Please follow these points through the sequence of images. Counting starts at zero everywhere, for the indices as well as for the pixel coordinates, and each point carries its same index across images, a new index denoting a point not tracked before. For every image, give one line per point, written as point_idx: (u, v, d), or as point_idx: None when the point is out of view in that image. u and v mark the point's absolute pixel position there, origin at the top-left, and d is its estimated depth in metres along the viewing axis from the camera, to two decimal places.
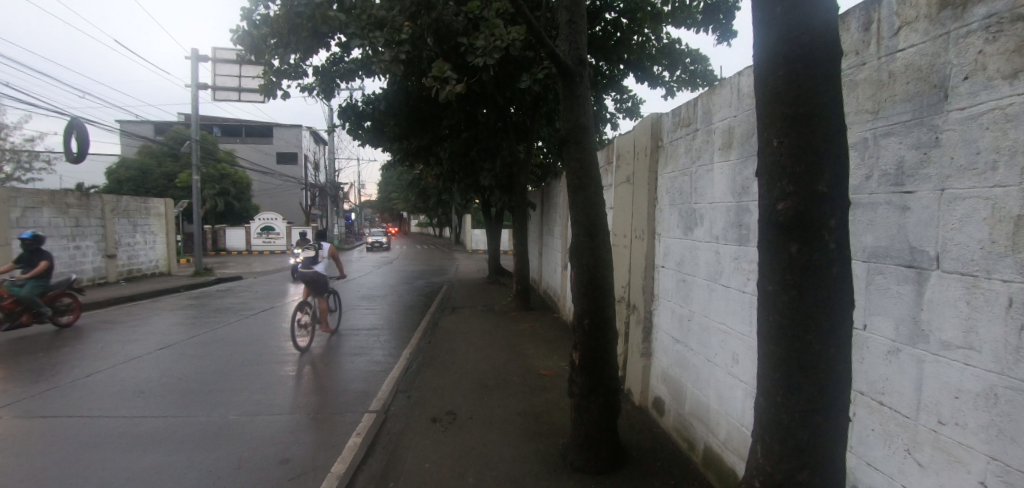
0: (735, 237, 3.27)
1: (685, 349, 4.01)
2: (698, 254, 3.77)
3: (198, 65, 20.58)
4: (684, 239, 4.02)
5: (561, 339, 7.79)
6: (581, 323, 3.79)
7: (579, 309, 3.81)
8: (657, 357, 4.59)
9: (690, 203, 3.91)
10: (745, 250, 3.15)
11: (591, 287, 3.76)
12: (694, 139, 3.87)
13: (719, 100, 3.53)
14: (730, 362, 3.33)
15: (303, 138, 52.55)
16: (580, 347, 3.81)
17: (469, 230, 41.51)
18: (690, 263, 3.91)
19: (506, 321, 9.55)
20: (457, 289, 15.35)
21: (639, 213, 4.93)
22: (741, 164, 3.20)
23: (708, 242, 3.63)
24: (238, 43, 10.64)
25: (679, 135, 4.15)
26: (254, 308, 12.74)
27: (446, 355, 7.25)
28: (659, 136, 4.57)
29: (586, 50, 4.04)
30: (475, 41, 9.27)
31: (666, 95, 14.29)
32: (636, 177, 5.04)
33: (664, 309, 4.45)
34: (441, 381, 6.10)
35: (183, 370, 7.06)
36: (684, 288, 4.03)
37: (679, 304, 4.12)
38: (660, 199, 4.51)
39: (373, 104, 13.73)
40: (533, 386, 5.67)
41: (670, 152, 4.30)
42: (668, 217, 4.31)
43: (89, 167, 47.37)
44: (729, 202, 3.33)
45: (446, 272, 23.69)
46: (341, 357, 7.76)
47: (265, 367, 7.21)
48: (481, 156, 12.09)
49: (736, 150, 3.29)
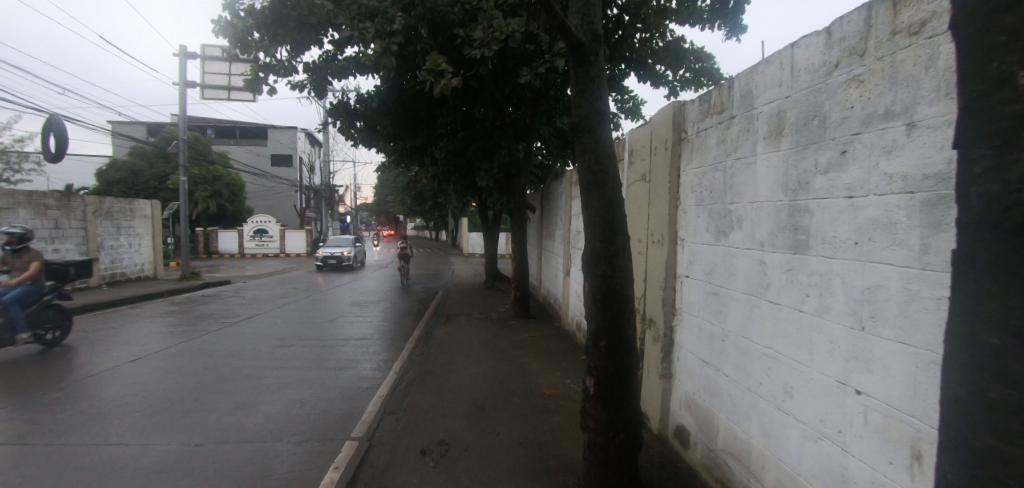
0: (788, 243, 2.69)
1: (717, 374, 3.42)
2: (736, 263, 3.20)
3: (187, 63, 19.90)
4: (715, 245, 3.44)
5: (565, 353, 7.17)
6: (596, 345, 3.22)
7: (593, 328, 3.24)
8: (680, 381, 4.00)
9: (724, 202, 3.33)
10: (803, 259, 2.56)
11: (608, 302, 3.17)
12: (729, 128, 3.30)
13: (763, 79, 2.96)
14: (780, 395, 2.74)
15: (298, 140, 52.15)
16: (595, 373, 3.23)
17: (466, 233, 41.15)
18: (722, 273, 3.35)
19: (504, 331, 8.95)
20: (453, 295, 14.74)
21: (657, 216, 4.36)
22: (796, 155, 2.63)
23: (748, 249, 3.05)
24: (220, 34, 10.01)
25: (709, 125, 3.56)
26: (240, 316, 12.11)
27: (440, 370, 6.64)
28: (682, 127, 3.99)
29: (602, 24, 3.45)
30: (472, 32, 8.67)
31: (668, 96, 13.73)
32: (653, 174, 4.46)
33: (687, 325, 3.87)
34: (434, 402, 5.50)
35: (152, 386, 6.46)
36: (716, 302, 3.44)
37: (709, 322, 3.54)
38: (683, 199, 3.93)
39: (365, 102, 13.16)
40: (536, 410, 5.07)
41: (697, 144, 3.73)
42: (695, 219, 3.73)
43: (80, 168, 46.69)
44: (780, 202, 2.75)
45: (442, 276, 23.05)
46: (327, 370, 7.16)
47: (242, 382, 6.63)
48: (479, 155, 11.48)
49: (788, 137, 2.71)
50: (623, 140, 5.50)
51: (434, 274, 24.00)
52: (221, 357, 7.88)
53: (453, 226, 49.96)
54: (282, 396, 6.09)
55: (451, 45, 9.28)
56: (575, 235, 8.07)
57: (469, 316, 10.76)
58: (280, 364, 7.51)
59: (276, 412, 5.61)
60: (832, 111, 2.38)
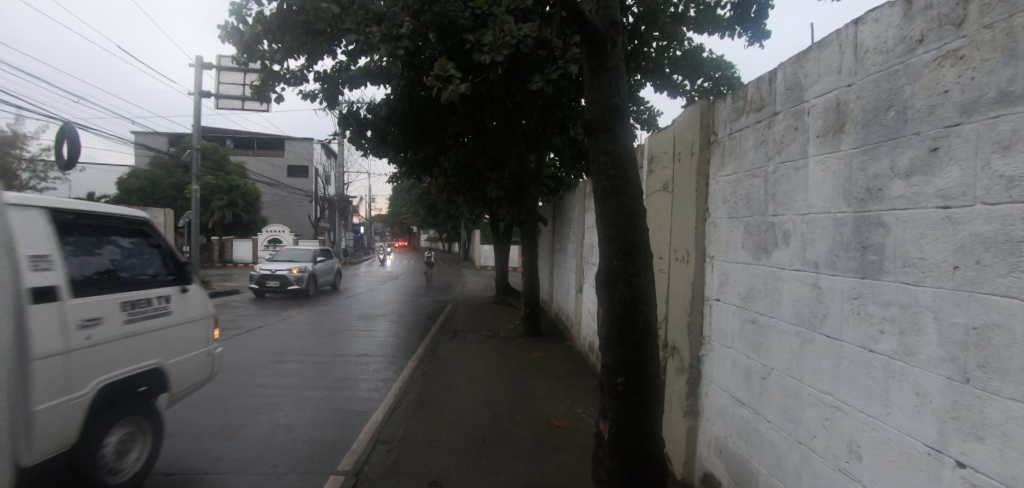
0: (853, 264, 2.17)
1: (756, 418, 2.88)
2: (782, 287, 2.68)
3: (203, 73, 19.90)
4: (754, 266, 2.92)
5: (578, 378, 6.60)
6: (611, 383, 2.71)
7: (608, 361, 2.74)
8: (709, 421, 3.46)
9: (765, 214, 2.83)
10: (875, 286, 2.05)
11: (626, 331, 2.68)
12: (771, 127, 2.80)
13: (815, 68, 2.48)
14: (844, 454, 2.19)
15: (314, 151, 52.59)
16: (610, 415, 2.72)
17: (479, 245, 40.70)
18: (763, 298, 2.83)
19: (512, 350, 8.43)
20: (462, 310, 14.27)
21: (681, 230, 3.85)
22: (863, 156, 2.14)
23: (797, 271, 2.55)
24: (226, 40, 9.79)
25: (745, 125, 3.06)
26: (241, 328, 11.76)
27: (440, 394, 6.14)
28: (713, 130, 3.50)
29: (621, 9, 2.99)
30: (482, 37, 8.29)
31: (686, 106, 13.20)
32: (677, 182, 3.97)
33: (719, 357, 3.34)
34: (431, 432, 4.99)
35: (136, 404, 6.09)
36: (754, 332, 2.92)
37: (745, 355, 3.01)
38: (713, 211, 3.43)
39: (374, 110, 12.89)
40: (543, 445, 4.54)
41: (731, 149, 3.23)
42: (728, 233, 3.22)
43: (103, 177, 47.58)
44: (842, 214, 2.24)
45: (453, 289, 22.52)
46: (321, 391, 6.71)
47: (230, 402, 6.21)
48: (489, 166, 11.04)
49: (851, 136, 2.21)
50: (643, 146, 5.00)
51: (445, 287, 23.51)
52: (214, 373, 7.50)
53: (466, 238, 49.61)
54: (269, 419, 5.64)
55: (461, 51, 8.91)
56: (589, 249, 7.57)
57: (477, 332, 10.26)
58: (274, 382, 7.09)
59: (262, 436, 5.16)
60: (915, 100, 1.88)
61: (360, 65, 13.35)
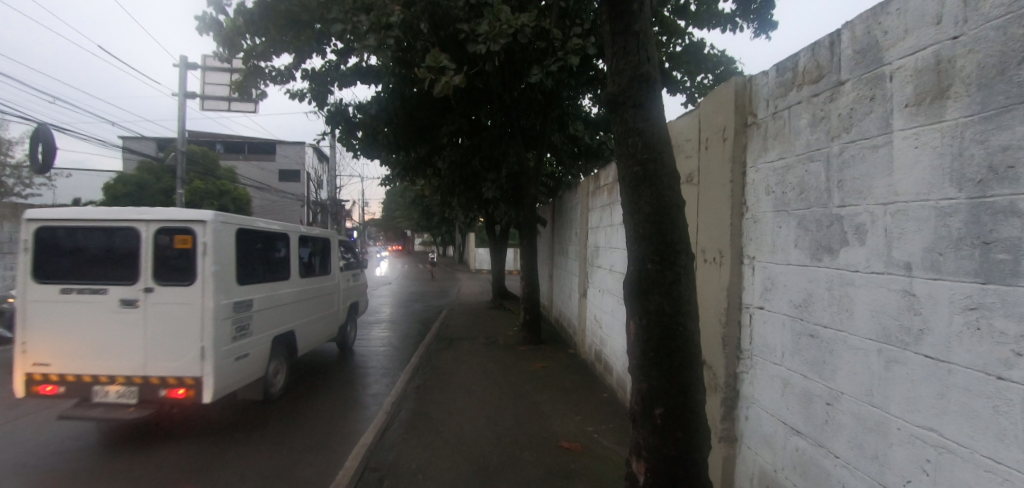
0: (968, 265, 1.66)
1: (820, 453, 2.38)
2: (854, 294, 2.19)
3: (187, 73, 19.23)
4: (814, 269, 2.43)
5: (585, 391, 6.10)
6: (649, 414, 2.21)
7: (643, 387, 2.24)
8: (751, 449, 2.96)
9: (828, 206, 2.34)
10: (998, 293, 1.55)
11: (665, 351, 2.18)
12: (837, 98, 2.31)
13: (903, 17, 1.96)
14: None
15: (306, 155, 51.88)
16: (647, 454, 2.21)
17: (473, 249, 40.08)
18: (827, 307, 2.34)
19: (511, 359, 7.92)
20: (459, 315, 13.73)
21: (711, 227, 3.36)
22: (982, 125, 1.63)
23: (878, 273, 2.06)
24: (204, 32, 9.23)
25: (796, 101, 2.58)
26: None
27: (436, 412, 5.61)
28: (752, 111, 3.00)
29: None
30: (477, 26, 7.77)
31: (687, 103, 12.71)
32: (706, 173, 3.47)
33: (765, 375, 2.83)
34: (426, 457, 4.45)
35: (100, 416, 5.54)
36: (814, 347, 2.44)
37: (802, 374, 2.52)
38: (754, 205, 2.94)
39: (364, 109, 12.34)
40: (551, 472, 4.03)
41: (777, 132, 2.74)
42: (775, 231, 2.73)
43: (90, 183, 46.62)
44: (951, 203, 1.73)
45: (448, 294, 21.98)
46: (305, 405, 6.15)
47: (205, 416, 5.67)
48: (485, 165, 10.56)
49: (963, 101, 1.70)
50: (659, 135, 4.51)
51: (440, 292, 22.90)
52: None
53: (461, 241, 49.07)
54: (251, 431, 5.21)
55: (454, 42, 8.39)
56: (593, 251, 7.06)
57: (474, 340, 9.73)
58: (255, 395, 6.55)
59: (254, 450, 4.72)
60: None
61: (351, 64, 12.91)
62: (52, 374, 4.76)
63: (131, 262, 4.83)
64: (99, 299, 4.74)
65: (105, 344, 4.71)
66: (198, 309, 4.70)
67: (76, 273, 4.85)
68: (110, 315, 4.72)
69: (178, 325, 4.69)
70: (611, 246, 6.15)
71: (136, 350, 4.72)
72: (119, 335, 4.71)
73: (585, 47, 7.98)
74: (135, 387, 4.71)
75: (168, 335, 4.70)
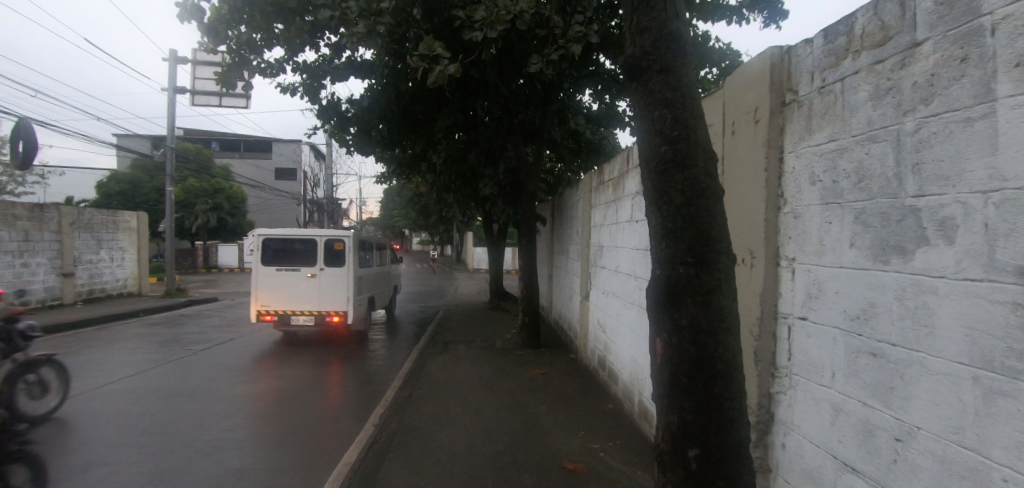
0: None
1: None
2: (936, 307, 1.74)
3: (176, 68, 18.66)
4: (878, 273, 2.00)
5: (588, 400, 5.69)
6: (683, 456, 1.77)
7: (676, 423, 1.80)
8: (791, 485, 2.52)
9: (899, 196, 1.90)
10: None
11: (704, 379, 1.73)
12: (913, 62, 1.86)
13: None
14: None
15: (303, 153, 51.34)
16: None
17: (471, 248, 39.64)
18: (897, 321, 1.91)
19: (509, 364, 7.51)
20: (456, 317, 13.28)
21: (740, 224, 2.93)
22: None
23: (971, 281, 1.60)
24: (185, 19, 8.78)
25: (853, 70, 2.15)
26: (211, 341, 10.63)
27: (429, 423, 5.21)
28: (791, 87, 2.57)
29: None
30: (474, 12, 7.29)
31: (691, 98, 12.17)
32: (733, 162, 3.04)
33: (809, 400, 2.41)
34: (416, 477, 4.04)
35: (66, 426, 5.12)
36: (877, 369, 2.01)
37: (860, 400, 2.09)
38: (796, 196, 2.51)
39: (357, 102, 11.87)
40: None
41: (826, 110, 2.31)
42: (825, 228, 2.29)
43: (83, 181, 46.05)
44: None
45: (445, 294, 21.54)
46: (287, 413, 5.73)
47: (179, 425, 5.23)
48: (482, 160, 10.11)
49: None
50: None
51: (437, 292, 22.45)
52: (166, 392, 6.46)
53: (459, 240, 48.68)
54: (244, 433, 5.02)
55: (449, 29, 7.91)
56: (596, 251, 6.62)
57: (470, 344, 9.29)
58: (234, 401, 6.10)
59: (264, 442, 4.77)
60: None
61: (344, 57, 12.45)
62: (270, 311, 9.64)
63: (311, 254, 9.75)
64: (292, 272, 9.67)
65: (297, 295, 9.66)
66: (346, 276, 9.69)
67: (280, 260, 9.76)
68: (300, 281, 9.64)
69: (337, 283, 9.70)
70: (616, 245, 5.69)
71: (314, 297, 9.69)
72: (302, 290, 9.66)
73: (587, 34, 7.46)
74: (313, 316, 9.62)
75: (332, 289, 9.73)
